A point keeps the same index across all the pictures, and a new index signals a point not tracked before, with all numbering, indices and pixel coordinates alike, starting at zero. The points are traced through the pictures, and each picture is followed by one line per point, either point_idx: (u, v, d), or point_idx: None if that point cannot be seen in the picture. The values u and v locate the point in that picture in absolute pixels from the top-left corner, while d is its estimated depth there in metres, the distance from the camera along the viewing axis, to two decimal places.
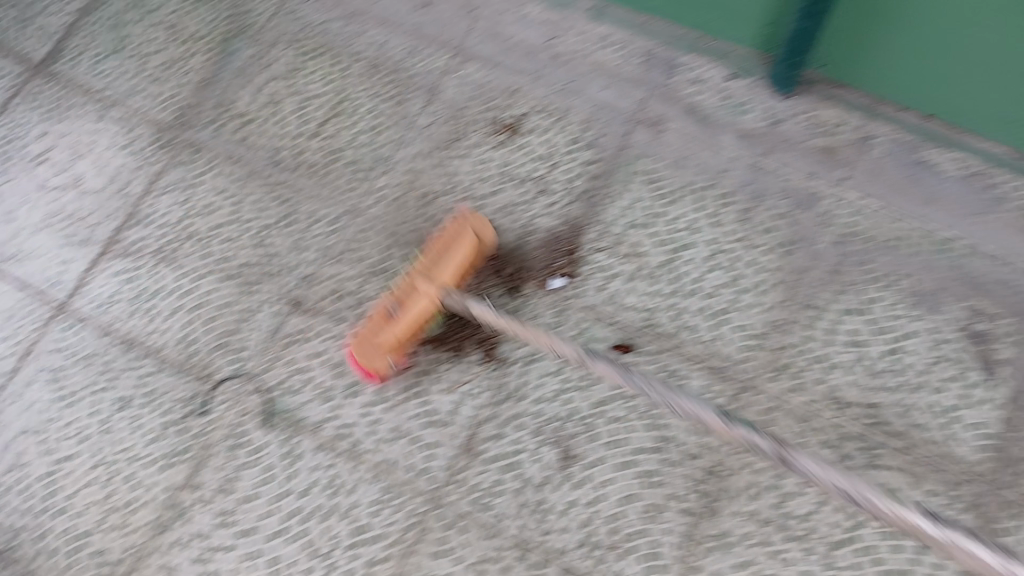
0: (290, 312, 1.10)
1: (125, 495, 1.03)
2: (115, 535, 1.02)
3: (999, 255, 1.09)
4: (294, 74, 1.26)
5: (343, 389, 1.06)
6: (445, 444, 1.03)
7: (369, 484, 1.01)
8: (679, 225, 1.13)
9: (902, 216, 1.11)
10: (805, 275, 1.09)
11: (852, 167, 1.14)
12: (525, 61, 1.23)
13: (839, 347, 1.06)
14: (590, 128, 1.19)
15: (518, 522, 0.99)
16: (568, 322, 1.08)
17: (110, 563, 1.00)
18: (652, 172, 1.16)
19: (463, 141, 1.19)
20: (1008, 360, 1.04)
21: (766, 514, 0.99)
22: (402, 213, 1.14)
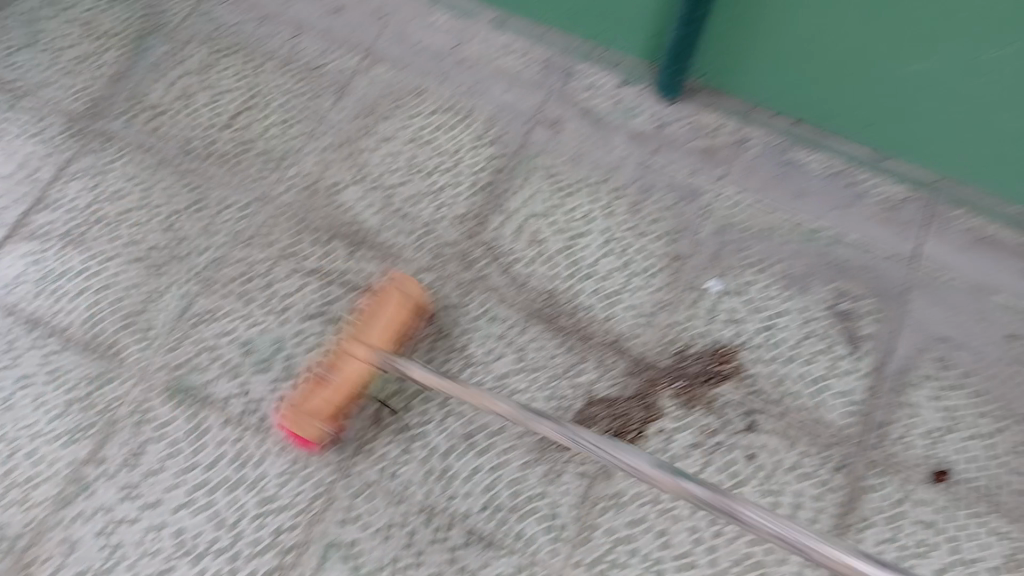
0: (199, 294, 1.12)
1: (26, 471, 1.03)
2: (15, 511, 1.01)
3: (860, 242, 1.20)
4: (206, 69, 1.28)
5: (250, 366, 1.09)
6: (350, 418, 1.07)
7: (275, 457, 1.05)
8: (577, 214, 1.21)
9: (775, 208, 1.22)
10: (689, 260, 1.19)
11: (730, 166, 1.25)
12: (432, 65, 1.29)
13: (720, 324, 1.15)
14: (494, 126, 1.26)
15: (424, 488, 1.03)
16: (471, 301, 1.14)
17: (6, 539, 1.00)
18: (550, 167, 1.24)
19: (374, 134, 1.24)
20: (870, 335, 1.14)
21: None
22: (313, 201, 1.19)
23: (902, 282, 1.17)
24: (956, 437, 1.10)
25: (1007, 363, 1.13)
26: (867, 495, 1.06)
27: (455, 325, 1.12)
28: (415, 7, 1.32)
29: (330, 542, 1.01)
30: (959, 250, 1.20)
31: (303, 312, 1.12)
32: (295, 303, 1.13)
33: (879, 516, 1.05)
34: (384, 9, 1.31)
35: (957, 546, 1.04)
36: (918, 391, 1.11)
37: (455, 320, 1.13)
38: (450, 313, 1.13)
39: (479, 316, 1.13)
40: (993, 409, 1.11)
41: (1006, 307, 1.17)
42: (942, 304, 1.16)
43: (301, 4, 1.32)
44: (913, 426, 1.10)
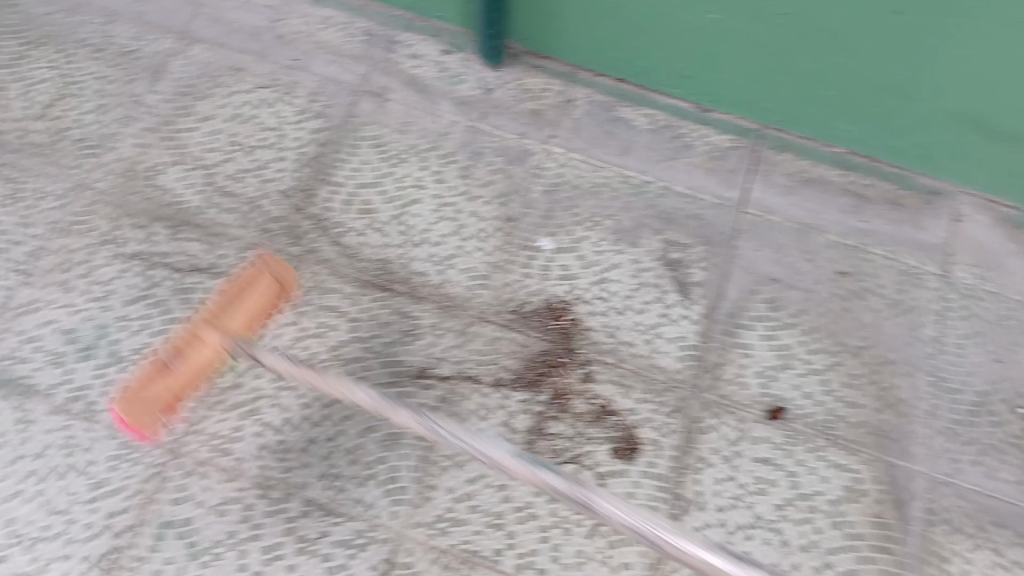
0: (16, 285, 1.08)
1: None
2: None
3: (686, 193, 1.24)
4: (19, 62, 1.26)
5: (75, 354, 1.04)
6: (183, 397, 1.03)
7: (105, 441, 1.00)
8: (407, 182, 1.21)
9: (605, 165, 1.25)
10: (521, 220, 1.20)
11: (557, 127, 1.27)
12: (249, 43, 1.30)
13: (554, 281, 1.16)
14: (317, 100, 1.26)
15: (259, 462, 1.01)
16: (302, 276, 1.12)
17: None
18: (378, 136, 1.24)
19: (192, 114, 1.23)
20: (700, 282, 1.18)
21: (494, 431, 1.06)
22: (132, 184, 1.16)
23: (732, 227, 1.22)
24: (790, 373, 1.14)
25: (835, 299, 1.19)
26: (705, 437, 1.09)
27: (285, 300, 1.10)
28: None
29: (164, 522, 0.96)
30: (782, 196, 1.26)
31: (126, 296, 1.08)
32: (116, 290, 1.08)
33: (716, 455, 1.08)
34: None
35: (796, 480, 1.07)
36: (749, 331, 1.16)
37: (286, 296, 1.11)
38: None
39: (309, 290, 1.12)
40: (825, 343, 1.16)
41: (834, 245, 1.23)
42: (767, 246, 1.22)
43: None
44: (744, 368, 1.14)
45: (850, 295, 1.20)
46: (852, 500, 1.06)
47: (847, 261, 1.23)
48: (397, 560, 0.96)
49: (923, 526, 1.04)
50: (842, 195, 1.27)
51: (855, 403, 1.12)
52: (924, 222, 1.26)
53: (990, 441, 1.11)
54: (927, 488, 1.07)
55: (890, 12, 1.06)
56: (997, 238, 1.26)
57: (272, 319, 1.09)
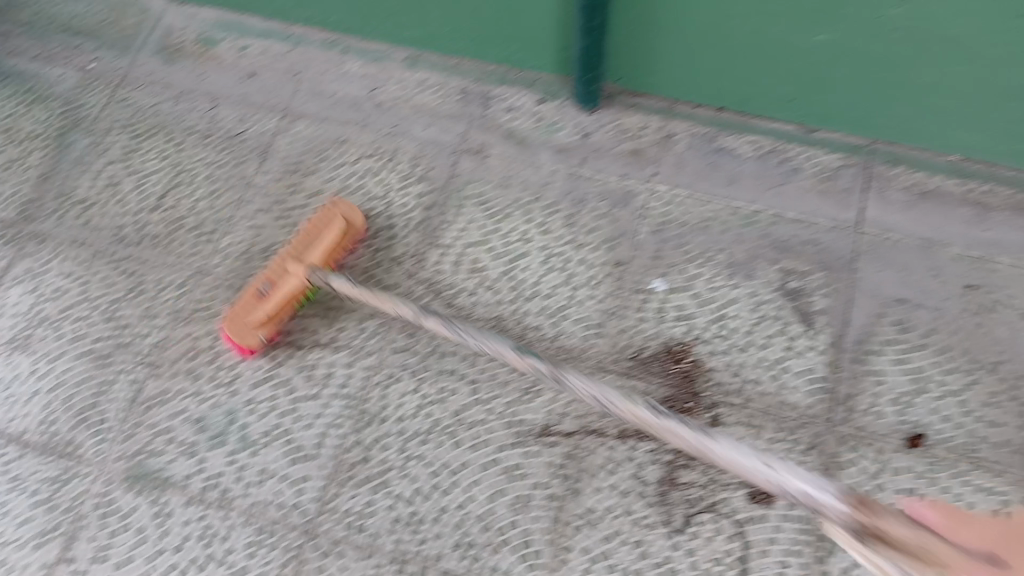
0: (147, 377, 1.12)
1: None
2: None
3: (799, 219, 1.19)
4: (130, 154, 1.30)
5: (207, 442, 1.08)
6: (313, 476, 1.05)
7: (242, 528, 1.03)
8: (512, 237, 1.21)
9: (712, 198, 1.22)
10: (631, 264, 1.18)
11: (659, 164, 1.25)
12: (350, 113, 1.32)
13: (671, 322, 1.13)
14: (420, 164, 1.27)
15: (393, 537, 1.01)
16: (418, 341, 1.13)
17: None
18: (482, 195, 1.24)
19: (300, 191, 1.25)
20: (822, 310, 1.13)
21: (626, 485, 1.03)
22: (249, 266, 1.19)
23: (849, 249, 1.17)
24: (927, 397, 1.08)
25: (969, 313, 1.13)
26: (843, 471, 1.04)
27: (404, 368, 1.11)
28: (328, 61, 1.36)
29: None
30: (901, 213, 1.19)
31: (253, 377, 1.11)
32: (241, 373, 1.12)
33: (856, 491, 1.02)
34: (296, 67, 1.36)
35: None
36: (880, 357, 1.10)
37: (405, 363, 1.11)
38: (400, 355, 1.12)
39: (429, 355, 1.12)
40: (961, 363, 1.10)
41: (961, 258, 1.16)
42: (891, 267, 1.16)
43: (216, 74, 1.36)
44: (878, 396, 1.08)
45: (985, 309, 1.13)
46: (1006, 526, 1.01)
47: (979, 273, 1.15)
48: None
49: None
50: (962, 205, 1.20)
51: (997, 422, 1.06)
52: None
53: None
54: None
55: (1016, 15, 0.99)
56: None
57: (395, 388, 1.10)
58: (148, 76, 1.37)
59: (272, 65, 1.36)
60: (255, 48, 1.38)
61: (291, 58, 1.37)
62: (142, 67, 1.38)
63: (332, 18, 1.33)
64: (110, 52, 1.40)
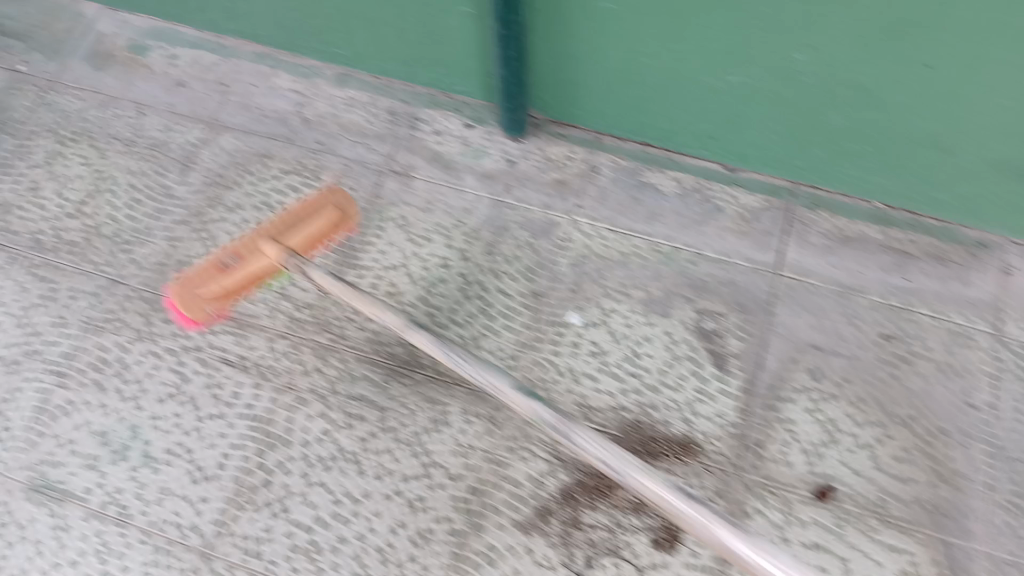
0: (54, 387, 1.10)
1: None
2: None
3: (718, 258, 1.19)
4: (55, 159, 1.29)
5: (110, 456, 1.06)
6: (213, 497, 1.04)
7: (138, 546, 1.00)
8: (431, 262, 1.19)
9: (631, 234, 1.21)
10: (549, 295, 1.17)
11: (583, 196, 1.25)
12: (277, 128, 1.31)
13: (584, 357, 1.12)
14: (342, 183, 1.26)
15: (290, 564, 1.01)
16: (329, 365, 1.12)
17: None
18: (403, 218, 1.23)
19: (220, 205, 1.24)
20: (735, 353, 1.12)
21: (528, 523, 1.04)
22: (164, 279, 1.17)
23: (767, 292, 1.16)
24: (839, 449, 1.06)
25: (881, 365, 1.12)
26: (749, 520, 1.02)
27: (312, 390, 1.10)
28: (258, 74, 1.36)
29: None
30: (821, 257, 1.20)
31: (158, 395, 1.10)
32: (148, 388, 1.10)
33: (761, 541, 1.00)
34: (225, 79, 1.36)
35: (849, 566, 0.99)
36: (791, 406, 1.09)
37: (313, 386, 1.11)
38: (308, 378, 1.11)
39: (338, 378, 1.11)
40: (873, 413, 1.09)
41: (878, 306, 1.17)
42: (807, 312, 1.15)
43: (142, 80, 1.36)
44: (788, 444, 1.06)
45: (898, 360, 1.13)
46: None
47: (894, 324, 1.15)
48: None
49: None
50: (883, 251, 1.21)
51: (908, 478, 1.05)
52: (972, 277, 1.19)
53: None
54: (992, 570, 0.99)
55: (919, 65, 0.99)
56: None
57: (302, 410, 1.09)
58: (78, 81, 1.37)
59: (200, 75, 1.36)
60: (185, 58, 1.38)
61: (220, 70, 1.37)
62: (72, 72, 1.38)
63: (263, 29, 1.32)
64: (42, 54, 1.40)
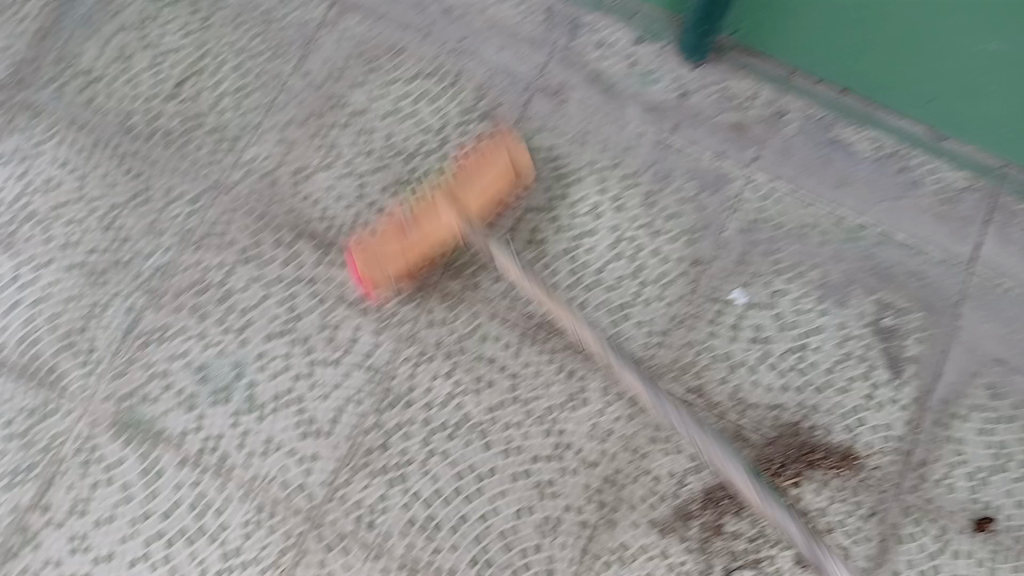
0: (146, 308, 0.97)
1: None
2: None
3: (908, 243, 1.05)
4: (146, 22, 1.09)
5: (208, 397, 0.94)
6: (324, 456, 0.92)
7: (239, 503, 0.90)
8: (580, 208, 1.04)
9: (814, 201, 1.06)
10: (711, 265, 1.03)
11: (763, 146, 1.08)
12: (412, 16, 1.10)
13: (743, 344, 1.01)
14: (484, 97, 1.07)
15: (406, 542, 0.91)
16: (459, 317, 0.98)
17: None
18: (551, 149, 1.06)
19: (341, 105, 1.06)
20: (913, 359, 1.01)
21: (664, 523, 0.94)
22: (276, 191, 1.02)
23: (958, 292, 1.03)
24: (1007, 478, 0.98)
25: None
26: (901, 544, 0.95)
27: (439, 347, 0.97)
28: None
29: None
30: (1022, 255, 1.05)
31: (265, 330, 0.96)
32: (254, 321, 0.96)
33: (912, 570, 0.95)
34: None
35: None
36: (964, 425, 0.99)
37: (440, 341, 0.97)
38: (436, 331, 0.98)
39: (468, 334, 0.98)
40: None
41: None
42: (997, 319, 1.03)
43: None
44: (954, 467, 0.98)
45: None
46: None
47: None
48: None
49: None
50: None
51: None
52: None
53: None
54: None
55: None
56: None
57: (428, 364, 0.97)
58: None
59: None
60: None
61: None
62: None
63: None
64: None
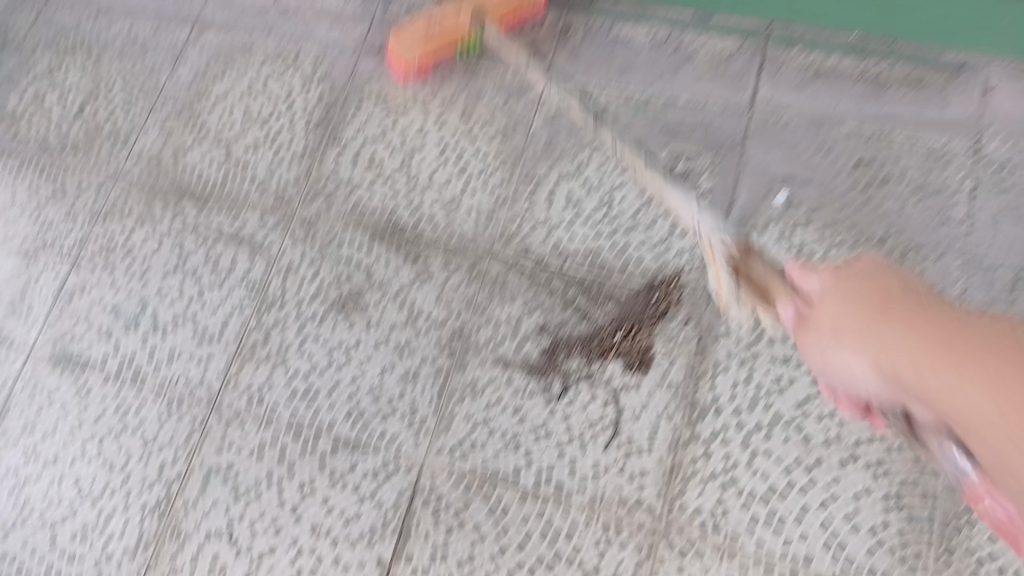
0: (68, 271, 1.19)
1: None
2: None
3: (692, 102, 1.22)
4: (54, 69, 1.35)
5: (120, 328, 1.14)
6: (217, 355, 1.11)
7: (152, 403, 1.09)
8: (410, 131, 1.24)
9: (607, 86, 1.25)
10: (525, 152, 1.20)
11: (557, 54, 1.28)
12: (258, 19, 1.35)
13: (558, 208, 1.16)
14: (323, 64, 1.30)
15: (289, 410, 1.07)
16: (317, 233, 1.17)
17: None
18: (381, 92, 1.27)
19: (208, 95, 1.30)
20: (708, 189, 1.17)
21: (508, 358, 1.07)
22: (161, 167, 1.24)
23: (741, 133, 1.20)
24: None
25: (852, 189, 1.16)
26: (718, 341, 1.06)
27: (303, 258, 1.16)
28: None
29: (209, 470, 1.05)
30: (791, 92, 1.22)
31: (162, 270, 1.17)
32: (153, 265, 1.17)
33: (731, 359, 1.05)
34: None
35: None
36: (762, 236, 1.14)
37: (303, 253, 1.16)
38: (299, 246, 1.16)
39: (326, 243, 1.16)
40: (842, 237, 1.13)
41: (851, 135, 1.19)
42: (778, 145, 1.19)
43: None
44: None
45: (868, 184, 1.16)
46: None
47: (866, 149, 1.18)
48: (420, 488, 1.01)
49: None
50: (857, 82, 1.22)
51: None
52: (948, 99, 1.20)
53: None
54: None
55: None
56: None
57: (294, 275, 1.14)
58: None
59: None
60: None
61: None
62: None
63: None
64: None
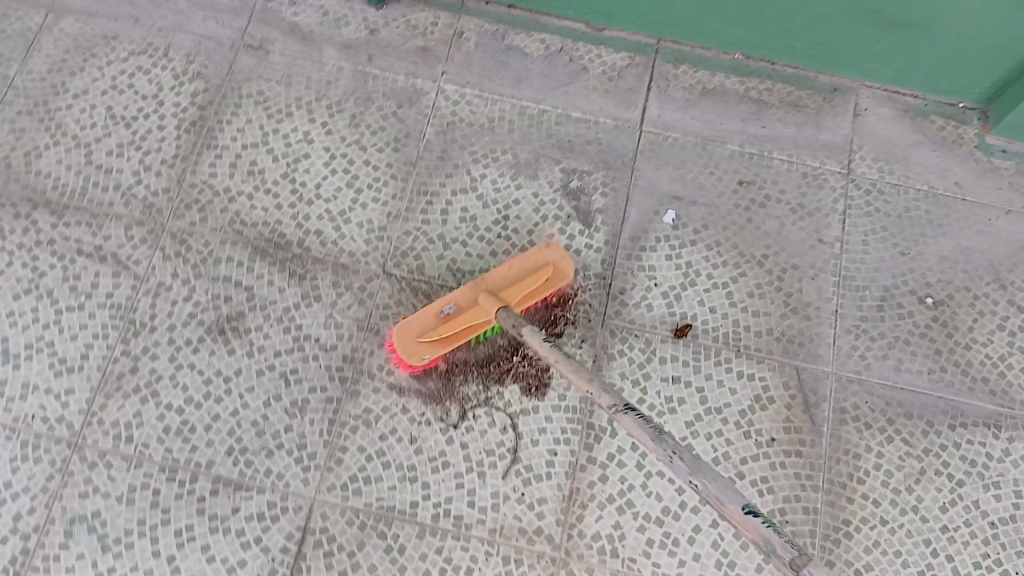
0: None
1: None
2: None
3: (584, 117, 1.22)
4: None
5: None
6: (78, 388, 1.01)
7: (4, 442, 0.98)
8: (293, 138, 1.17)
9: (499, 98, 1.22)
10: (418, 165, 1.16)
11: (449, 62, 1.23)
12: (120, 7, 1.22)
13: (453, 224, 1.13)
14: (195, 61, 1.20)
15: (163, 446, 0.99)
16: (192, 249, 1.08)
17: None
18: (260, 94, 1.19)
19: (62, 90, 1.17)
20: (600, 211, 1.16)
21: (403, 384, 1.04)
22: (8, 172, 1.11)
23: (632, 148, 1.20)
24: (696, 289, 1.13)
25: (737, 207, 1.19)
26: (612, 362, 1.08)
27: (176, 277, 1.07)
28: None
29: (72, 517, 0.96)
30: (680, 109, 1.24)
31: (12, 290, 1.05)
32: (2, 284, 1.05)
33: (626, 379, 1.07)
34: None
35: (706, 396, 1.08)
36: (654, 253, 1.14)
37: (176, 272, 1.07)
38: (172, 264, 1.07)
39: (202, 261, 1.08)
40: (728, 255, 1.16)
41: (737, 155, 1.22)
42: (668, 164, 1.20)
43: None
44: (651, 290, 1.12)
45: (752, 204, 1.19)
46: (762, 408, 1.07)
47: (752, 170, 1.21)
48: (311, 526, 0.97)
49: (832, 425, 1.07)
50: (742, 102, 1.25)
51: (760, 311, 1.13)
52: (825, 121, 1.25)
53: (898, 334, 1.13)
54: (838, 387, 1.09)
55: None
56: (902, 127, 1.25)
57: (166, 295, 1.06)
58: None
59: None
60: None
61: None
62: None
63: None
64: None
